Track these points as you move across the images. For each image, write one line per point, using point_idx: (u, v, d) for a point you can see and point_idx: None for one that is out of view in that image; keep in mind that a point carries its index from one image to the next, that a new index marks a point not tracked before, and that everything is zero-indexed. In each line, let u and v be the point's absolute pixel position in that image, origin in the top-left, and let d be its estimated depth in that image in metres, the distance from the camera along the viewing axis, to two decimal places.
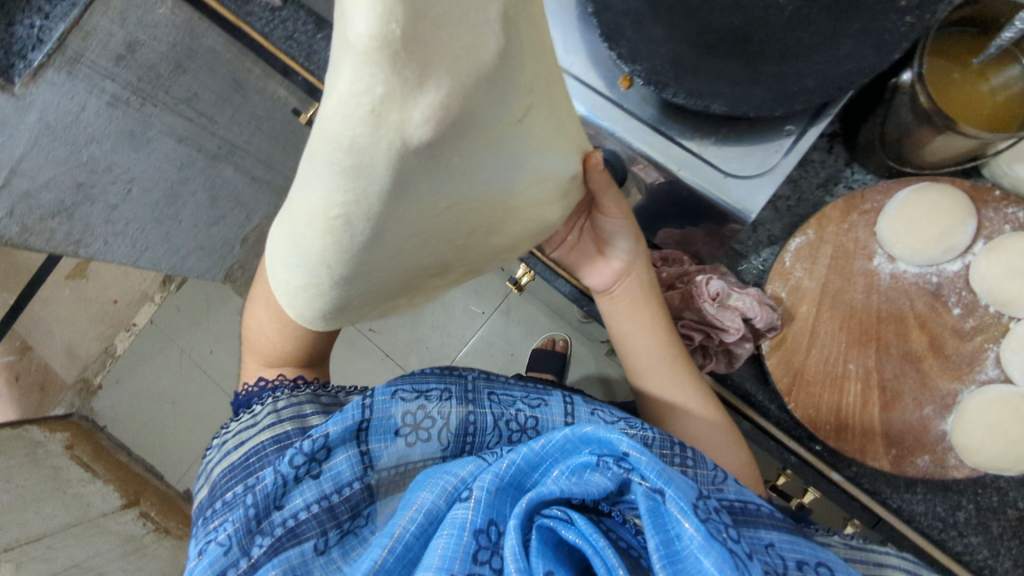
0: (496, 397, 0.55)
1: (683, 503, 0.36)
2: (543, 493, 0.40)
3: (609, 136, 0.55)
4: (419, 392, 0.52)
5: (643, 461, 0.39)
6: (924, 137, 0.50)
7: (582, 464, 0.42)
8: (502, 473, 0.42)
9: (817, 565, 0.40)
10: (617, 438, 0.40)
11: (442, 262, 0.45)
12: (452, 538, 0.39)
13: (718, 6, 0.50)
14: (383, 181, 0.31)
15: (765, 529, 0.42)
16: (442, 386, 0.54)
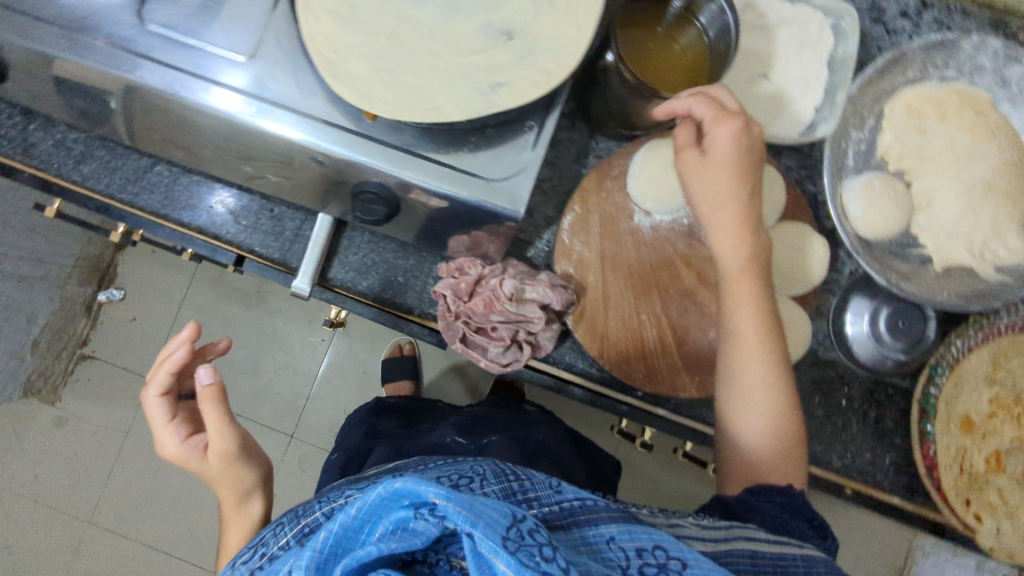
0: (331, 499, 0.50)
1: (491, 541, 0.34)
2: (359, 557, 0.37)
3: (373, 171, 0.53)
4: (258, 546, 0.49)
5: (448, 505, 0.35)
6: (637, 105, 0.57)
7: (400, 517, 0.38)
8: (322, 545, 0.39)
9: (654, 549, 0.40)
10: (425, 485, 0.36)
11: (470, 83, 0.52)
12: None
13: (440, 31, 0.53)
14: (518, 48, 0.52)
15: (607, 524, 0.42)
16: (276, 524, 0.51)
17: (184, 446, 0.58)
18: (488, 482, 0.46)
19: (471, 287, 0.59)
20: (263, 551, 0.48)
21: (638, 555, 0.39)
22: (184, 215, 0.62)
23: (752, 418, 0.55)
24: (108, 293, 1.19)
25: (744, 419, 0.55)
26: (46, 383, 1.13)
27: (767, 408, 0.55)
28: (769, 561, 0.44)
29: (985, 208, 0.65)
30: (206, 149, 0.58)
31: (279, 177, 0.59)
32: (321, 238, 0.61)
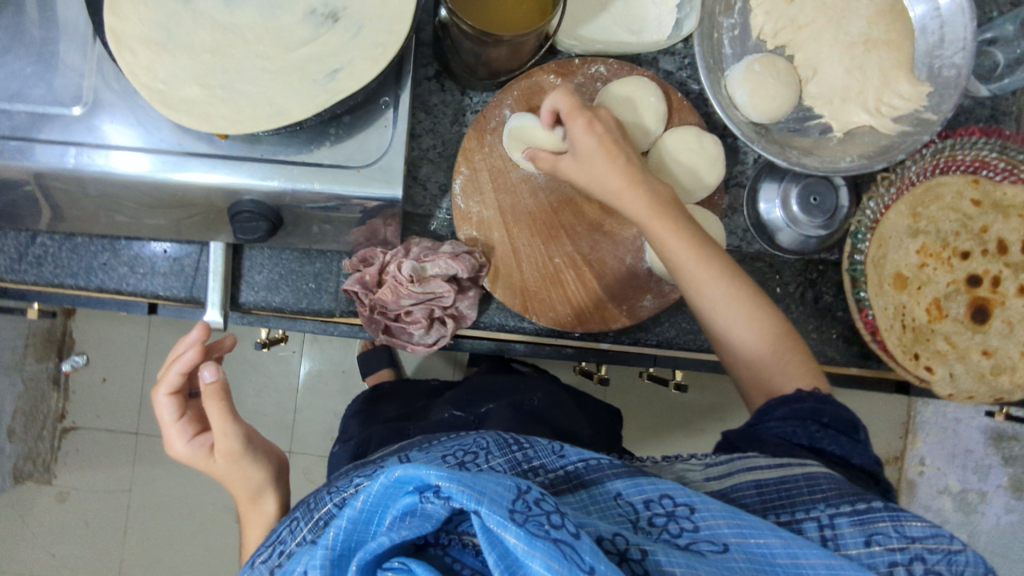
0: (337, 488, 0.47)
1: (498, 516, 0.34)
2: (373, 549, 0.37)
3: (240, 189, 0.52)
4: (273, 545, 0.47)
5: (450, 488, 0.35)
6: (490, 54, 0.56)
7: (407, 504, 0.37)
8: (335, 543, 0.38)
9: (662, 498, 0.41)
10: (425, 470, 0.36)
11: (306, 79, 0.50)
12: None
13: (264, 32, 0.51)
14: (346, 30, 0.51)
15: (612, 480, 0.42)
16: (289, 522, 0.48)
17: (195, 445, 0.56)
18: (493, 455, 0.44)
19: (377, 278, 0.59)
20: (279, 553, 0.45)
21: (647, 506, 0.40)
22: (80, 279, 0.61)
23: (754, 340, 0.54)
24: (71, 361, 1.16)
25: (746, 343, 0.54)
26: (36, 465, 1.15)
27: (757, 328, 0.54)
28: (774, 488, 0.43)
29: (870, 62, 0.65)
30: (75, 211, 0.56)
31: (156, 219, 0.57)
32: (221, 265, 0.60)
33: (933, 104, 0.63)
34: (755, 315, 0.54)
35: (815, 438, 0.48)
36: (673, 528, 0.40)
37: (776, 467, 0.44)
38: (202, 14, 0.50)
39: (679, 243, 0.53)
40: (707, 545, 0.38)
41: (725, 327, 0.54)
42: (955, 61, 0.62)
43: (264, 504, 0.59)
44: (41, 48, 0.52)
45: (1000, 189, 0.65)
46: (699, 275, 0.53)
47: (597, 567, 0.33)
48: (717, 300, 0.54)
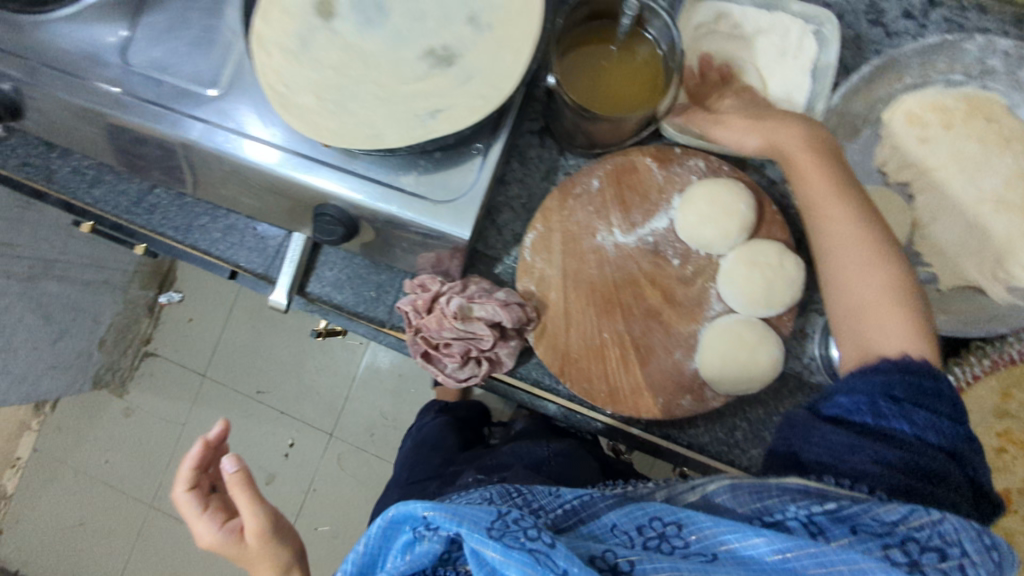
0: None
1: (478, 534, 0.37)
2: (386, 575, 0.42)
3: (326, 194, 0.57)
4: None
5: (436, 514, 0.39)
6: (589, 126, 0.57)
7: (406, 539, 0.41)
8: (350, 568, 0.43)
9: (652, 521, 0.42)
10: (413, 503, 0.40)
11: (409, 112, 0.53)
12: None
13: (386, 61, 0.54)
14: (457, 76, 0.53)
15: (606, 512, 0.44)
16: None
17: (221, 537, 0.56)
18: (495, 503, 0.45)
19: (424, 305, 0.60)
20: None
21: (639, 532, 0.42)
22: (178, 233, 0.68)
23: (887, 339, 0.50)
24: (167, 295, 1.29)
25: (876, 342, 0.50)
26: (114, 375, 1.27)
27: (894, 325, 0.50)
28: (748, 491, 0.43)
29: (997, 226, 0.60)
30: (191, 176, 0.63)
31: (254, 200, 0.63)
32: (298, 254, 0.65)
33: None
34: (901, 313, 0.50)
35: (881, 419, 0.45)
36: (665, 546, 0.41)
37: (755, 478, 0.44)
38: (335, 34, 0.55)
39: (844, 223, 0.53)
40: (697, 556, 0.40)
41: (857, 313, 0.52)
42: None
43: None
44: (200, 31, 0.58)
45: None
46: (850, 259, 0.52)
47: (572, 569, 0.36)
48: (862, 293, 0.52)
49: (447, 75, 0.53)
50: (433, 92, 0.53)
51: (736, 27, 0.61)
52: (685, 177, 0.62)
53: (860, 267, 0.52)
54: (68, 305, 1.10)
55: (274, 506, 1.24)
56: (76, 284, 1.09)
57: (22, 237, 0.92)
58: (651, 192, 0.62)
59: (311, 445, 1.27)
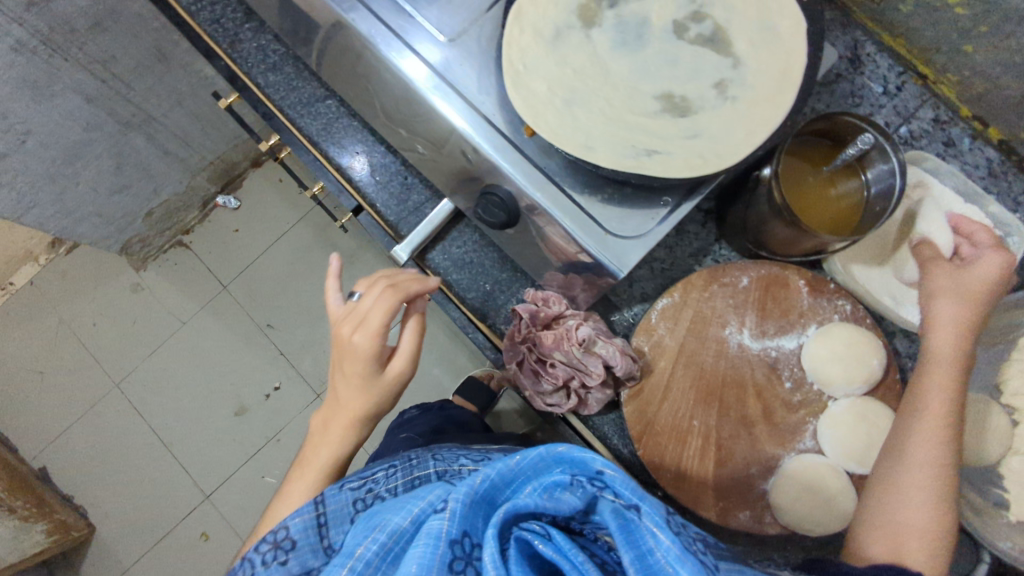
0: (441, 454, 0.53)
1: (658, 517, 0.37)
2: (520, 505, 0.38)
3: (506, 177, 0.55)
4: (363, 479, 0.49)
5: (619, 477, 0.39)
6: (773, 227, 0.58)
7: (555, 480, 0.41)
8: (477, 487, 0.40)
9: None
10: (592, 455, 0.41)
11: (629, 141, 0.53)
12: (428, 548, 0.37)
13: (623, 87, 0.55)
14: (685, 129, 0.54)
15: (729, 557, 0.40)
16: (385, 469, 0.51)
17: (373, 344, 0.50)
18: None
19: (546, 319, 0.61)
20: (356, 480, 0.49)
21: None
22: (331, 149, 0.68)
23: (914, 526, 0.47)
24: (226, 198, 1.28)
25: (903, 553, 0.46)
26: (141, 249, 1.24)
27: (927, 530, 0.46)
28: None
29: None
30: (376, 104, 0.62)
31: (425, 152, 0.62)
32: (438, 220, 0.64)
33: None
34: (936, 508, 0.47)
35: None
36: None
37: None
38: (589, 43, 0.56)
39: (938, 449, 0.49)
40: None
41: (892, 482, 0.49)
42: None
43: (348, 416, 0.52)
44: None
45: None
46: (926, 438, 0.49)
47: None
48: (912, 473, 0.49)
49: (676, 124, 0.54)
50: (656, 133, 0.53)
51: (928, 201, 0.63)
52: (827, 313, 0.62)
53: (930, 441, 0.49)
54: (140, 167, 1.07)
55: (236, 440, 1.20)
56: (157, 150, 1.07)
57: (140, 83, 0.92)
58: (789, 311, 0.62)
59: (295, 397, 1.20)
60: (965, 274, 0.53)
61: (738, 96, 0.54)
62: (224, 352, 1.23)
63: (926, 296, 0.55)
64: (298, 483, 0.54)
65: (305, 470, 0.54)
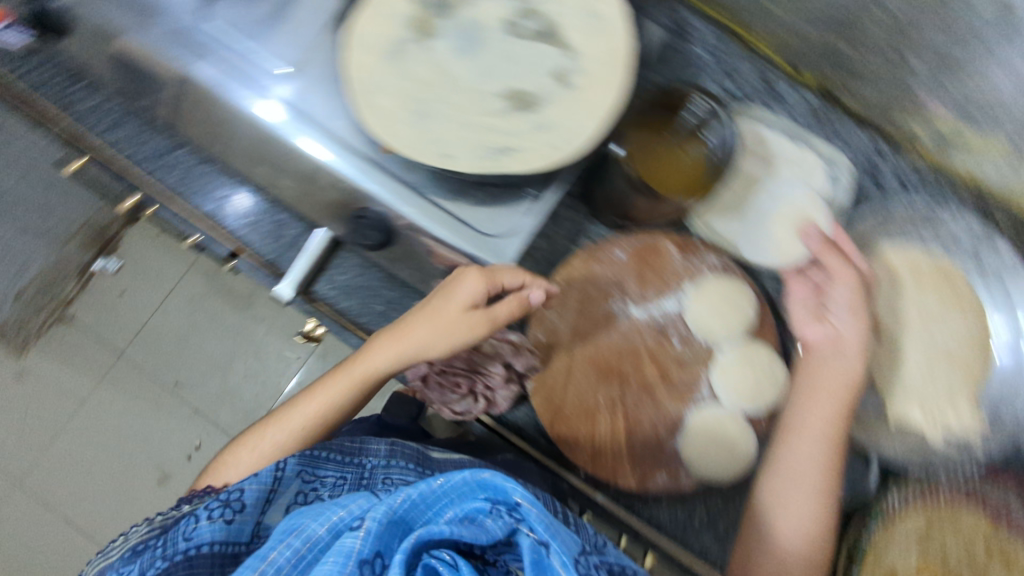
0: (387, 479, 0.58)
1: (565, 558, 0.43)
2: (434, 532, 0.44)
3: (372, 196, 0.56)
4: (318, 477, 0.57)
5: (534, 511, 0.45)
6: (635, 200, 0.61)
7: (475, 507, 0.47)
8: (397, 507, 0.45)
9: None
10: (513, 487, 0.46)
11: (482, 142, 0.55)
12: (336, 565, 0.42)
13: (467, 92, 0.57)
14: (533, 122, 0.56)
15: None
16: (337, 475, 0.58)
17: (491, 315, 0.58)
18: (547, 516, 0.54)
19: None
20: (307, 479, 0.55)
21: None
22: (195, 198, 0.67)
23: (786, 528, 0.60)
24: (104, 262, 1.18)
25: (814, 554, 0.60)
26: (21, 333, 1.17)
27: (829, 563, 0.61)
28: None
29: (944, 376, 0.67)
30: (229, 145, 0.62)
31: (289, 185, 0.62)
32: (314, 252, 0.63)
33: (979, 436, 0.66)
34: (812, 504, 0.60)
35: None
36: None
37: None
38: (427, 53, 0.57)
39: (824, 450, 0.60)
40: None
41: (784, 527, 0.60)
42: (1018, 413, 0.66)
43: (378, 378, 0.61)
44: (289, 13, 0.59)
45: None
46: (812, 447, 0.60)
47: None
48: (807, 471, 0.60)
49: (524, 118, 0.56)
50: (507, 129, 0.56)
51: (767, 152, 0.69)
52: (699, 271, 0.66)
53: (812, 471, 0.60)
54: None
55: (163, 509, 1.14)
56: None
57: None
58: (666, 275, 0.66)
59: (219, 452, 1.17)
60: (852, 282, 0.63)
61: (577, 83, 0.57)
62: (133, 421, 1.17)
63: (813, 316, 0.65)
64: (314, 409, 0.62)
65: (338, 380, 0.62)
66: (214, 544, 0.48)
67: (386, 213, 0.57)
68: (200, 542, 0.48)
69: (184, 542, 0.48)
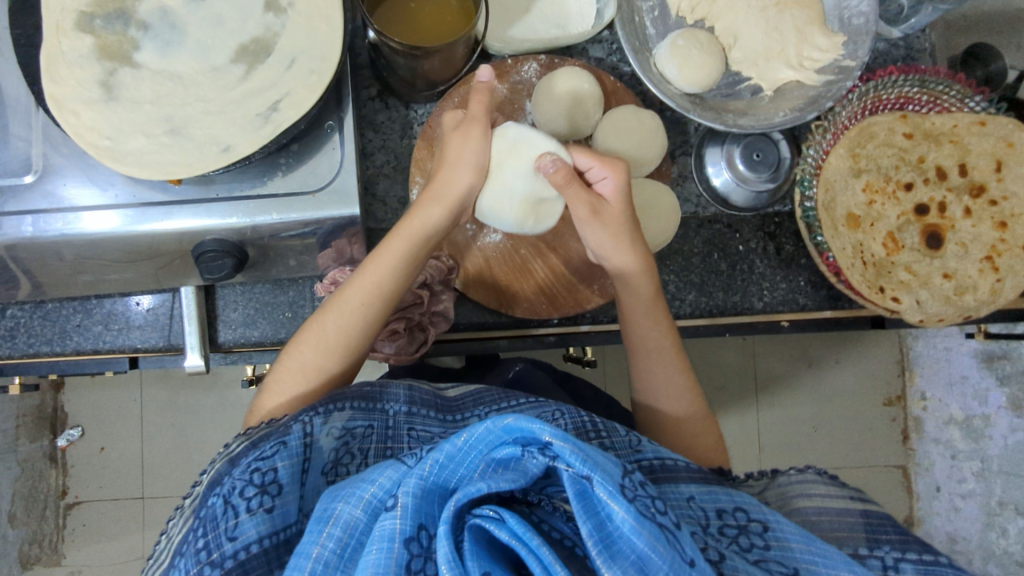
0: (415, 433, 0.54)
1: (611, 487, 0.38)
2: (472, 492, 0.39)
3: (197, 229, 0.53)
4: (345, 434, 0.50)
5: (568, 448, 0.39)
6: (425, 67, 0.58)
7: (507, 453, 0.42)
8: (429, 474, 0.41)
9: (735, 511, 0.47)
10: (540, 425, 0.39)
11: (250, 113, 0.51)
12: (383, 552, 0.38)
13: (201, 75, 0.52)
14: (281, 62, 0.52)
15: (686, 483, 0.49)
16: (365, 426, 0.52)
17: (480, 158, 0.58)
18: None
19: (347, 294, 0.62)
20: (333, 445, 0.49)
21: (720, 515, 0.47)
22: (56, 345, 0.62)
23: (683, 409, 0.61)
24: (66, 435, 1.15)
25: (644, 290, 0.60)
26: (42, 548, 1.15)
27: (686, 412, 0.60)
28: (830, 520, 0.51)
29: (786, 24, 0.67)
30: (41, 279, 0.57)
31: (123, 273, 0.58)
32: (194, 309, 0.61)
33: (849, 52, 0.66)
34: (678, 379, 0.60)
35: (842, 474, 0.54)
36: (745, 540, 0.45)
37: (820, 490, 0.53)
38: (141, 68, 0.51)
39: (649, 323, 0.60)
40: (778, 565, 0.43)
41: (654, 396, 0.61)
42: (862, 10, 0.66)
43: (392, 297, 0.56)
44: None
45: (928, 119, 0.68)
46: (637, 316, 0.60)
47: (694, 559, 0.38)
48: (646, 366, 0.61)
49: (270, 65, 0.52)
50: (264, 84, 0.52)
51: None
52: (527, 83, 0.66)
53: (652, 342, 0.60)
54: None
55: None
56: None
57: None
58: (506, 108, 0.66)
59: None
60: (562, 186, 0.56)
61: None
62: None
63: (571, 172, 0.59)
64: (314, 355, 0.55)
65: (330, 314, 0.55)
66: (269, 530, 0.43)
67: (222, 234, 0.54)
68: (248, 539, 0.42)
69: (229, 543, 0.42)
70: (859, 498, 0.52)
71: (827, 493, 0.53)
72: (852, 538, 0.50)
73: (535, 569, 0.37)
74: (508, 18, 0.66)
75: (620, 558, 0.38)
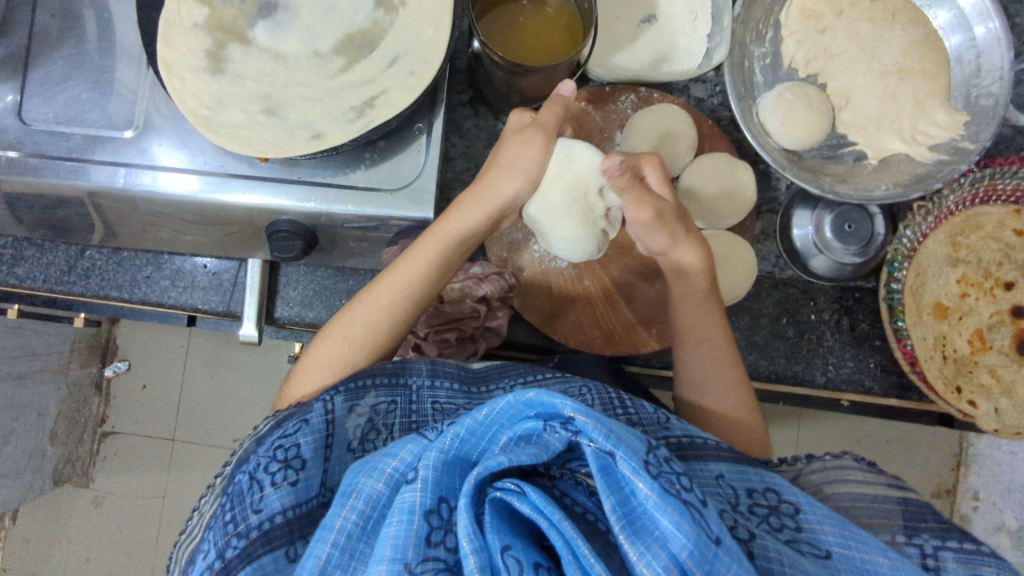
0: (440, 406, 0.52)
1: (634, 462, 0.36)
2: (493, 466, 0.38)
3: (273, 208, 0.54)
4: (368, 410, 0.50)
5: (590, 423, 0.37)
6: (523, 83, 0.57)
7: (528, 428, 0.40)
8: (450, 446, 0.40)
9: (766, 491, 0.45)
10: (561, 400, 0.38)
11: (345, 105, 0.51)
12: (403, 524, 0.38)
13: (304, 59, 0.52)
14: (382, 58, 0.52)
15: (714, 461, 0.47)
16: (387, 402, 0.51)
17: (529, 165, 0.57)
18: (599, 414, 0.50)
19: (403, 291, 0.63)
20: (356, 422, 0.49)
21: (750, 495, 0.45)
22: (123, 292, 0.65)
23: (731, 407, 0.58)
24: (113, 367, 1.20)
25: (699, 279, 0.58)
26: (76, 468, 1.21)
27: (732, 409, 0.57)
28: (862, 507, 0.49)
29: (904, 91, 0.63)
30: (120, 228, 0.59)
31: (196, 236, 0.60)
32: (257, 281, 0.63)
33: (969, 133, 0.61)
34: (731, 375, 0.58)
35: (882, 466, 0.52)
36: (776, 520, 0.44)
37: (855, 476, 0.51)
38: (250, 46, 0.52)
39: (703, 317, 0.58)
40: (811, 547, 0.42)
41: (703, 392, 0.58)
42: (992, 91, 0.61)
43: (422, 297, 0.56)
44: (95, 75, 0.55)
45: None
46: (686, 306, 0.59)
47: (722, 535, 0.36)
48: (693, 361, 0.59)
49: (372, 60, 0.52)
50: (362, 78, 0.52)
51: None
52: (621, 114, 0.65)
53: (702, 333, 0.58)
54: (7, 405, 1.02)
55: None
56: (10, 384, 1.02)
57: None
58: (594, 135, 0.65)
59: None
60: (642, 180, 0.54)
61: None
62: None
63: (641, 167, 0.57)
64: (339, 346, 0.55)
65: (361, 308, 0.56)
66: (293, 505, 0.44)
67: (295, 218, 0.55)
68: (274, 511, 0.43)
69: (255, 515, 0.43)
70: (896, 486, 0.50)
71: (861, 481, 0.51)
72: (887, 525, 0.48)
73: (557, 543, 0.36)
74: (613, 45, 0.64)
75: (644, 534, 0.36)
